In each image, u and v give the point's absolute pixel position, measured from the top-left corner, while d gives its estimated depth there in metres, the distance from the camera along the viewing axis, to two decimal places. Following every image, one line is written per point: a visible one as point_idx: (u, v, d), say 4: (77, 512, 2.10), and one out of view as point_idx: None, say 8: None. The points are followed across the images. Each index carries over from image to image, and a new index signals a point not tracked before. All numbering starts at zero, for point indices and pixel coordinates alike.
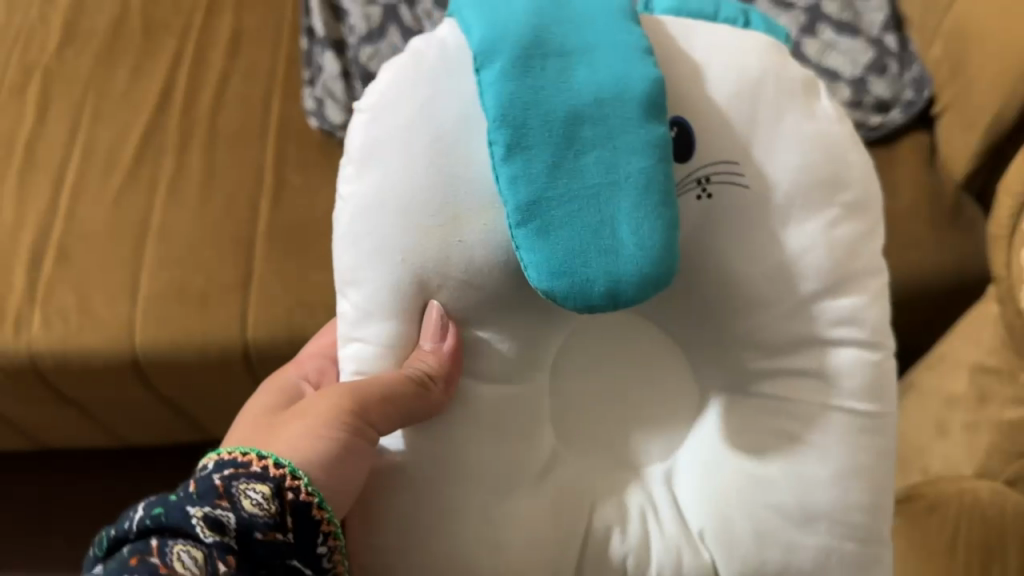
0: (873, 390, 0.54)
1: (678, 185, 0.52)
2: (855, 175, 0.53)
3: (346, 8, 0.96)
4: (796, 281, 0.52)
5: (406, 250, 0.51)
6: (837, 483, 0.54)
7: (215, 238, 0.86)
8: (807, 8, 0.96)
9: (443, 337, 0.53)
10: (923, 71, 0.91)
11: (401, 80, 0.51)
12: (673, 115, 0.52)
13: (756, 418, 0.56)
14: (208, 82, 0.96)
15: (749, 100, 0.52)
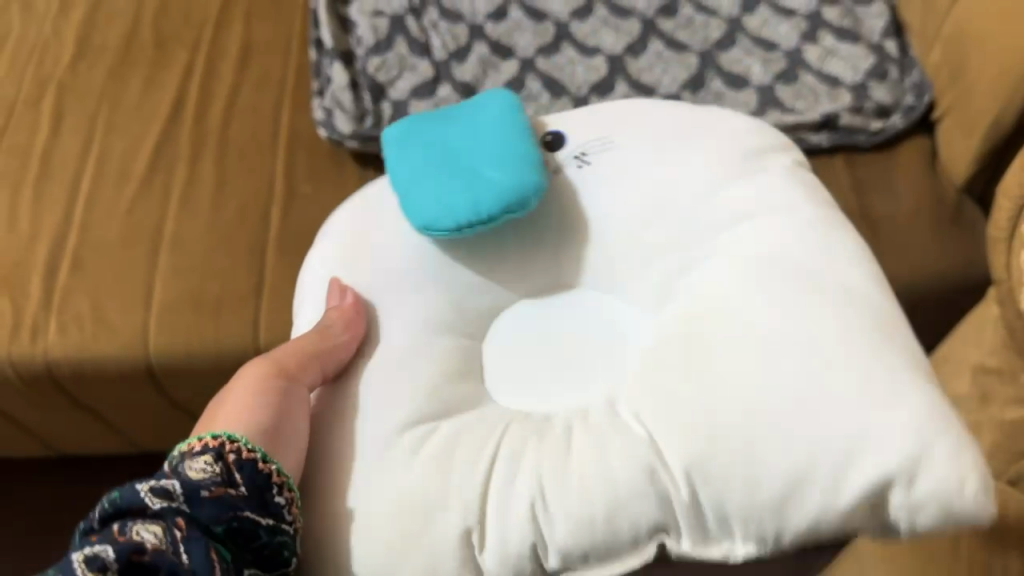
0: (823, 279, 0.61)
1: (558, 167, 0.74)
2: (735, 134, 0.73)
3: (354, 21, 0.99)
4: (675, 205, 0.70)
5: (359, 243, 0.72)
6: (820, 335, 0.58)
7: (227, 245, 0.88)
8: (808, 16, 0.98)
9: (344, 294, 0.68)
10: (923, 77, 0.92)
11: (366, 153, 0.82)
12: (549, 129, 0.77)
13: (694, 312, 0.64)
14: (219, 93, 0.98)
15: (598, 123, 0.76)
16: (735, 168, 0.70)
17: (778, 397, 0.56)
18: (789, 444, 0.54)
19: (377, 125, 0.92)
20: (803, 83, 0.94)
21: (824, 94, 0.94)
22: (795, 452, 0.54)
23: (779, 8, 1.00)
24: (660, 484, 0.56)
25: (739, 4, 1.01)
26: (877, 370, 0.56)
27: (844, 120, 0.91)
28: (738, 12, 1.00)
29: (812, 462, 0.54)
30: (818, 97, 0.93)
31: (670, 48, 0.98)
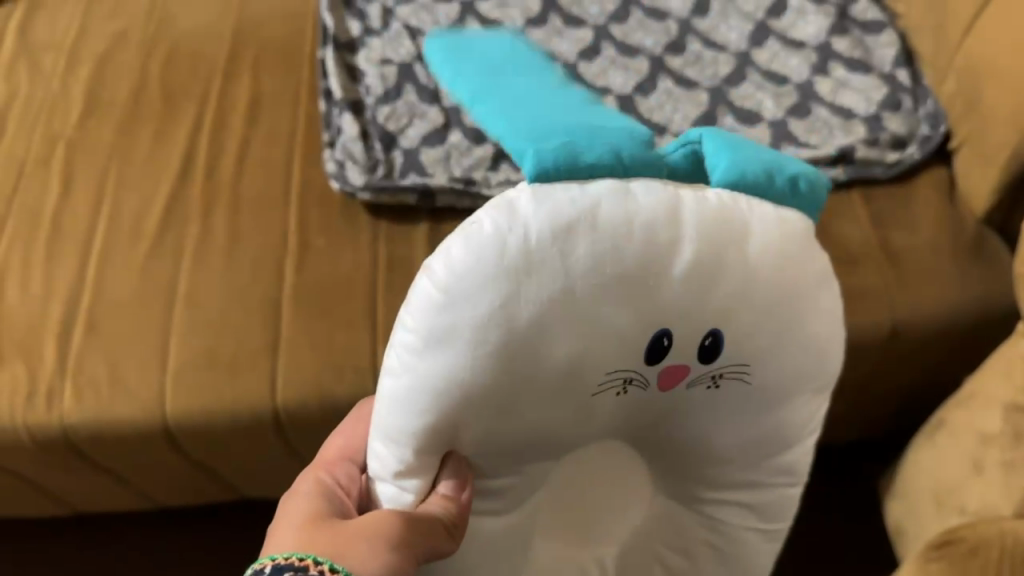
0: (790, 509, 0.65)
1: (606, 385, 0.51)
2: (834, 349, 0.56)
3: (362, 70, 1.00)
4: (771, 360, 0.53)
5: (425, 432, 0.51)
6: (756, 557, 0.67)
7: (240, 303, 0.87)
8: (817, 47, 0.99)
9: (461, 489, 0.55)
10: (937, 106, 0.91)
11: (472, 271, 0.46)
12: (664, 326, 0.49)
13: (758, 461, 0.60)
14: (230, 145, 0.97)
15: (773, 295, 0.51)
16: (817, 264, 0.53)
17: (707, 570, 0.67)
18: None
19: (389, 175, 0.92)
20: (817, 116, 0.94)
21: (838, 127, 0.93)
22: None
23: (788, 42, 1.00)
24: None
25: (748, 39, 1.01)
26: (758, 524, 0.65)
27: (861, 153, 0.90)
28: (747, 46, 1.01)
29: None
30: (833, 130, 0.93)
31: (680, 85, 0.97)
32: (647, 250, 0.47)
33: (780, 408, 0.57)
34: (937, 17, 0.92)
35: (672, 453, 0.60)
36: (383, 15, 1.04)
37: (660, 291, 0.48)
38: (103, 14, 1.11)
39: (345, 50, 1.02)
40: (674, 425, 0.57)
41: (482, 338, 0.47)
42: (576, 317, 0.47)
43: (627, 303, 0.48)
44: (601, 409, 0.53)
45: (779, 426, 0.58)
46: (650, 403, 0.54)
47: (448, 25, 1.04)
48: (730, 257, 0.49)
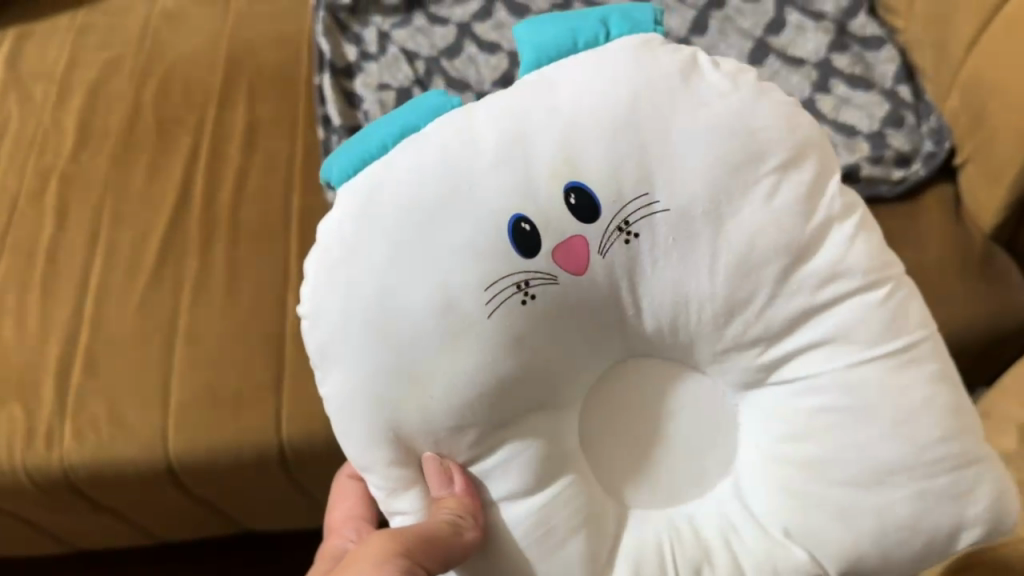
0: (889, 329, 0.51)
1: (501, 292, 0.51)
2: (768, 139, 0.52)
3: (360, 95, 0.99)
4: (668, 182, 0.51)
5: (352, 433, 0.54)
6: (909, 408, 0.50)
7: (242, 336, 0.86)
8: (817, 64, 0.98)
9: (451, 481, 0.54)
10: (941, 121, 0.91)
11: (317, 282, 0.53)
12: (513, 212, 0.51)
13: (756, 277, 0.51)
14: (227, 175, 0.96)
15: (617, 116, 0.51)
16: (671, 73, 0.52)
17: (869, 469, 0.50)
18: (886, 517, 0.51)
19: None
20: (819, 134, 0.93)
21: (842, 145, 0.92)
22: (843, 541, 0.52)
23: (788, 59, 1.00)
24: (753, 548, 0.53)
25: (747, 57, 1.01)
26: (874, 412, 0.50)
27: (865, 171, 0.89)
28: (747, 64, 1.00)
29: (946, 440, 0.50)
30: (836, 149, 0.92)
31: None
32: (437, 161, 0.51)
33: (732, 223, 0.51)
34: (937, 32, 0.91)
35: (647, 345, 0.55)
36: (379, 39, 1.03)
37: (480, 187, 0.51)
38: (93, 42, 1.09)
39: (342, 75, 1.01)
40: (639, 288, 0.52)
41: (347, 328, 0.52)
42: (417, 250, 0.51)
43: (457, 219, 0.50)
44: (521, 329, 0.51)
45: (759, 231, 0.50)
46: (580, 294, 0.52)
47: (445, 49, 1.03)
48: (535, 124, 0.51)
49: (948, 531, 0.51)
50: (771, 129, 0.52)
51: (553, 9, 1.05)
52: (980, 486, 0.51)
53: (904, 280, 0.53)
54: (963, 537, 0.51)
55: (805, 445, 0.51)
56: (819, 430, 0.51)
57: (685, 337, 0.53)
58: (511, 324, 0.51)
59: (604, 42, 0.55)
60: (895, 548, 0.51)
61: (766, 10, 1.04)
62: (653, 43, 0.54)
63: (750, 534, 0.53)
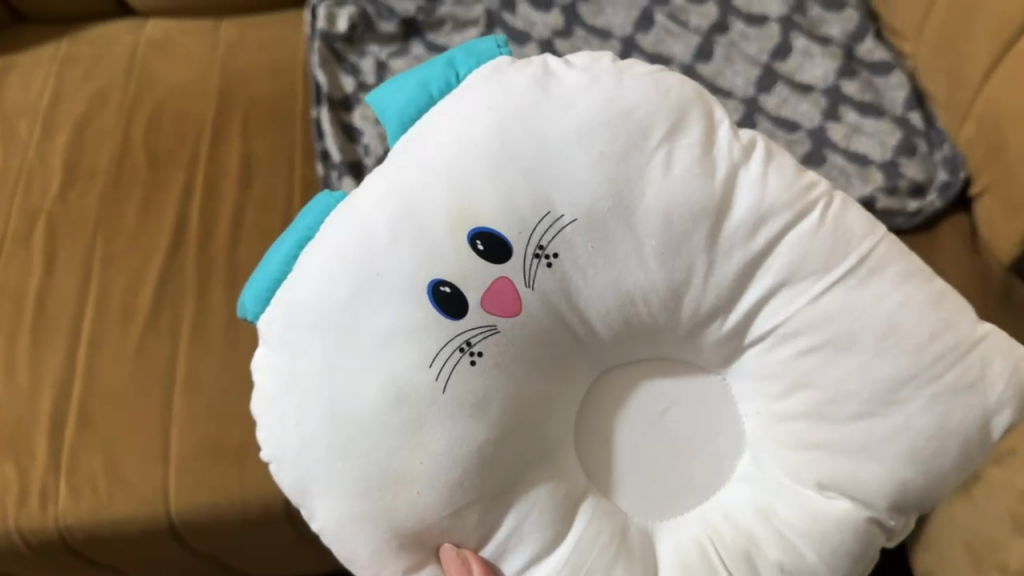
0: (835, 253, 0.55)
1: (444, 363, 0.55)
2: (642, 115, 0.56)
3: (360, 128, 0.96)
4: (559, 193, 0.56)
5: (351, 542, 0.59)
6: (878, 325, 0.54)
7: (245, 386, 0.82)
8: (826, 91, 0.97)
9: (467, 565, 0.57)
10: (954, 150, 0.89)
11: (275, 426, 0.59)
12: (434, 278, 0.56)
13: (696, 246, 0.55)
14: (223, 212, 0.92)
15: (491, 144, 0.56)
16: (526, 90, 0.58)
17: (860, 406, 0.55)
18: (910, 434, 0.54)
19: None
20: (831, 165, 0.92)
21: (854, 174, 0.91)
22: (878, 485, 0.55)
23: (795, 86, 0.98)
24: (798, 522, 0.56)
25: (754, 84, 0.99)
26: (847, 351, 0.54)
27: (882, 203, 0.88)
28: (754, 91, 0.98)
29: (935, 342, 0.54)
30: (850, 179, 0.90)
31: None
32: (345, 266, 0.57)
33: (640, 210, 0.55)
34: (945, 61, 0.89)
35: (627, 336, 0.59)
36: (377, 70, 1.01)
37: (389, 272, 0.56)
38: (78, 74, 1.05)
39: (340, 107, 0.98)
40: (578, 297, 0.57)
41: (314, 450, 0.57)
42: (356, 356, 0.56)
43: (381, 315, 0.56)
44: (479, 392, 0.55)
45: (668, 210, 0.55)
46: (522, 333, 0.57)
47: None
48: (426, 183, 0.57)
49: (977, 421, 0.54)
50: (634, 103, 0.57)
51: (554, 37, 1.04)
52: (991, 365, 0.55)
53: (832, 194, 0.57)
54: (995, 424, 0.55)
55: (790, 411, 0.57)
56: (808, 377, 0.56)
57: (643, 325, 0.58)
58: (463, 400, 0.55)
59: (455, 83, 0.62)
60: (929, 467, 0.55)
61: (771, 35, 1.02)
62: (501, 66, 0.60)
63: (787, 502, 0.57)
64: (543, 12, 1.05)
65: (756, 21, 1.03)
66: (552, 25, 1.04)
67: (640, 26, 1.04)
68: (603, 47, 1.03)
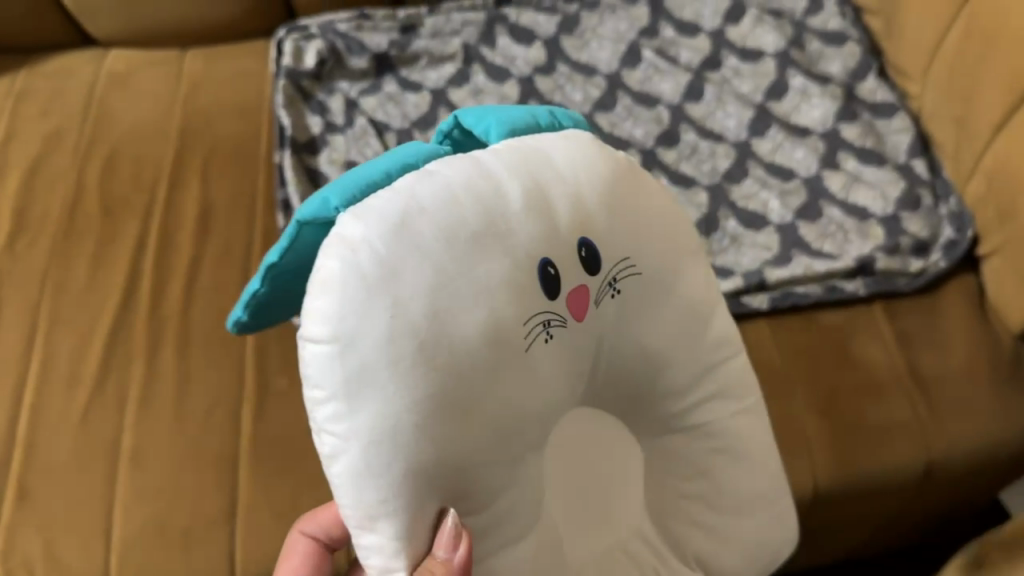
0: (749, 383, 0.56)
1: (527, 333, 0.43)
2: (686, 233, 0.53)
3: (325, 174, 0.90)
4: (642, 254, 0.48)
5: (364, 471, 0.43)
6: (765, 451, 0.56)
7: (193, 461, 0.77)
8: (824, 135, 0.90)
9: (456, 546, 0.45)
10: (961, 204, 0.83)
11: (346, 304, 0.41)
12: (542, 255, 0.44)
13: (688, 339, 0.52)
14: (178, 265, 0.87)
15: (608, 189, 0.47)
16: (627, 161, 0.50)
17: (734, 506, 0.55)
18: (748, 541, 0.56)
19: None
20: (827, 218, 0.85)
21: (853, 231, 0.84)
22: (701, 558, 0.57)
23: (791, 129, 0.92)
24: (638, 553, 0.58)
25: (747, 126, 0.92)
26: (739, 454, 0.55)
27: (882, 264, 0.81)
28: (746, 134, 0.92)
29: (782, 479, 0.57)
30: (848, 236, 0.84)
31: (676, 184, 0.89)
32: (473, 189, 0.43)
33: (673, 295, 0.50)
34: (952, 108, 0.83)
35: (621, 382, 0.51)
36: (346, 109, 0.95)
37: (513, 225, 0.43)
38: (32, 111, 0.99)
39: (305, 151, 0.92)
40: (615, 339, 0.49)
41: (394, 355, 0.41)
42: (465, 282, 0.42)
43: (501, 252, 0.43)
44: (545, 371, 0.45)
45: (686, 303, 0.51)
46: (582, 339, 0.47)
47: (418, 120, 0.95)
48: (548, 175, 0.46)
49: (777, 550, 0.58)
50: (685, 223, 0.53)
51: (534, 73, 0.98)
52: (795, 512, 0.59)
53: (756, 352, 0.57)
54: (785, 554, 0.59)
55: (685, 476, 0.55)
56: (707, 466, 0.54)
57: (626, 386, 0.52)
58: (546, 365, 0.45)
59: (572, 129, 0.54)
60: (737, 567, 0.57)
61: (766, 71, 0.96)
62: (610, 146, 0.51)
63: (636, 544, 0.58)
64: (524, 46, 1.00)
65: (751, 56, 0.98)
66: (534, 60, 0.99)
67: (627, 62, 0.98)
68: (587, 83, 0.98)
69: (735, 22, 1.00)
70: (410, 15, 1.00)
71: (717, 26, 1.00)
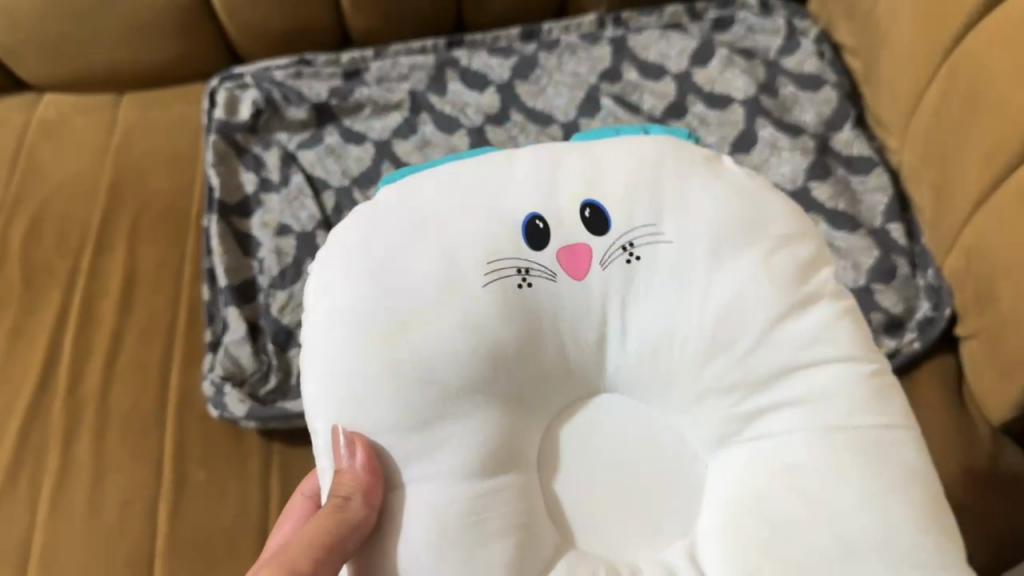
0: (874, 401, 0.49)
1: (500, 268, 0.50)
2: (778, 219, 0.52)
3: (256, 240, 0.84)
4: (671, 224, 0.51)
5: (314, 366, 0.50)
6: (877, 473, 0.47)
7: (105, 561, 0.70)
8: (793, 193, 0.84)
9: (353, 454, 0.48)
10: (940, 276, 0.76)
11: (342, 235, 0.53)
12: (530, 211, 0.52)
13: (733, 307, 0.50)
14: (99, 338, 0.80)
15: (639, 174, 0.52)
16: (708, 156, 0.55)
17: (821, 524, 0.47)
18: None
19: (282, 387, 0.75)
20: None
21: None
22: None
23: None
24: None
25: None
26: (828, 460, 0.48)
27: None
28: None
29: (919, 533, 0.47)
30: None
31: None
32: (478, 173, 0.53)
33: (726, 268, 0.51)
34: (930, 171, 0.76)
35: (655, 367, 0.52)
36: (282, 165, 0.88)
37: (505, 190, 0.52)
38: None
39: (236, 214, 0.85)
40: (631, 304, 0.51)
41: (355, 270, 0.51)
42: (433, 225, 0.51)
43: (472, 214, 0.51)
44: (508, 314, 0.50)
45: (739, 280, 0.50)
46: (573, 300, 0.51)
47: (359, 176, 0.88)
48: (576, 164, 0.53)
49: None
50: (778, 211, 0.53)
51: (485, 122, 0.92)
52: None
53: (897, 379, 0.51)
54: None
55: (751, 481, 0.50)
56: (767, 464, 0.50)
57: (665, 355, 0.51)
58: (497, 309, 0.50)
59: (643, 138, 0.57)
60: None
61: (734, 121, 0.90)
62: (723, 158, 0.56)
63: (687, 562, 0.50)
64: (476, 92, 0.93)
65: (719, 103, 0.91)
66: (486, 106, 0.92)
67: (585, 112, 0.92)
68: (542, 134, 0.91)
69: (703, 63, 0.94)
70: (354, 59, 0.94)
71: (684, 68, 0.94)
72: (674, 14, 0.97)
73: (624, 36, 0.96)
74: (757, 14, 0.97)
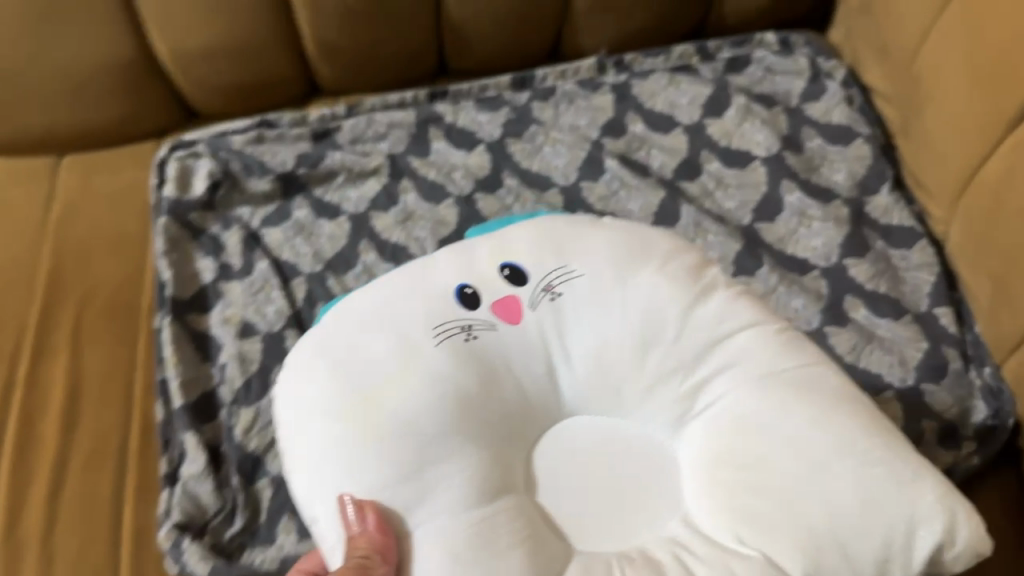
0: (787, 348, 0.52)
1: (444, 329, 0.52)
2: (663, 240, 0.57)
3: (218, 343, 0.74)
4: (575, 262, 0.55)
5: (299, 464, 0.50)
6: (826, 415, 0.48)
7: None
8: (827, 272, 0.74)
9: (364, 518, 0.46)
10: (997, 376, 0.66)
11: (296, 357, 0.54)
12: (459, 281, 0.55)
13: (648, 310, 0.53)
14: (40, 469, 0.68)
15: (538, 234, 0.57)
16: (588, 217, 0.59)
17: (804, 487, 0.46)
18: (836, 522, 0.45)
19: (248, 529, 0.65)
20: None
21: None
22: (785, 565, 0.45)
23: (786, 264, 0.75)
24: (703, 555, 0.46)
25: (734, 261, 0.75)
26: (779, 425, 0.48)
27: None
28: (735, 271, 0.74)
29: (870, 434, 0.47)
30: None
31: None
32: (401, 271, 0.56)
33: (634, 278, 0.54)
34: (987, 259, 0.66)
35: (593, 392, 0.53)
36: (245, 249, 0.77)
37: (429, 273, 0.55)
38: None
39: (195, 309, 0.75)
40: (563, 328, 0.54)
41: (315, 370, 0.52)
42: (379, 315, 0.53)
43: (411, 294, 0.54)
44: (464, 356, 0.51)
45: (653, 285, 0.54)
46: (516, 341, 0.53)
47: (333, 259, 0.77)
48: (487, 243, 0.57)
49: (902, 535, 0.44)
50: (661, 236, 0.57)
51: (476, 190, 0.81)
52: (924, 479, 0.46)
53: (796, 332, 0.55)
54: (920, 541, 0.44)
55: (716, 466, 0.50)
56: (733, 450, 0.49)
57: (596, 372, 0.53)
58: (452, 353, 0.51)
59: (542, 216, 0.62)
60: None
61: (755, 182, 0.80)
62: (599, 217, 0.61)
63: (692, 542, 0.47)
64: (463, 151, 0.83)
65: (737, 160, 0.81)
66: (474, 168, 0.82)
67: (587, 175, 0.81)
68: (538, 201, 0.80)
69: (718, 113, 0.83)
70: (323, 118, 0.84)
71: (696, 119, 0.84)
72: (683, 56, 0.87)
73: (628, 82, 0.86)
74: (775, 53, 0.87)
